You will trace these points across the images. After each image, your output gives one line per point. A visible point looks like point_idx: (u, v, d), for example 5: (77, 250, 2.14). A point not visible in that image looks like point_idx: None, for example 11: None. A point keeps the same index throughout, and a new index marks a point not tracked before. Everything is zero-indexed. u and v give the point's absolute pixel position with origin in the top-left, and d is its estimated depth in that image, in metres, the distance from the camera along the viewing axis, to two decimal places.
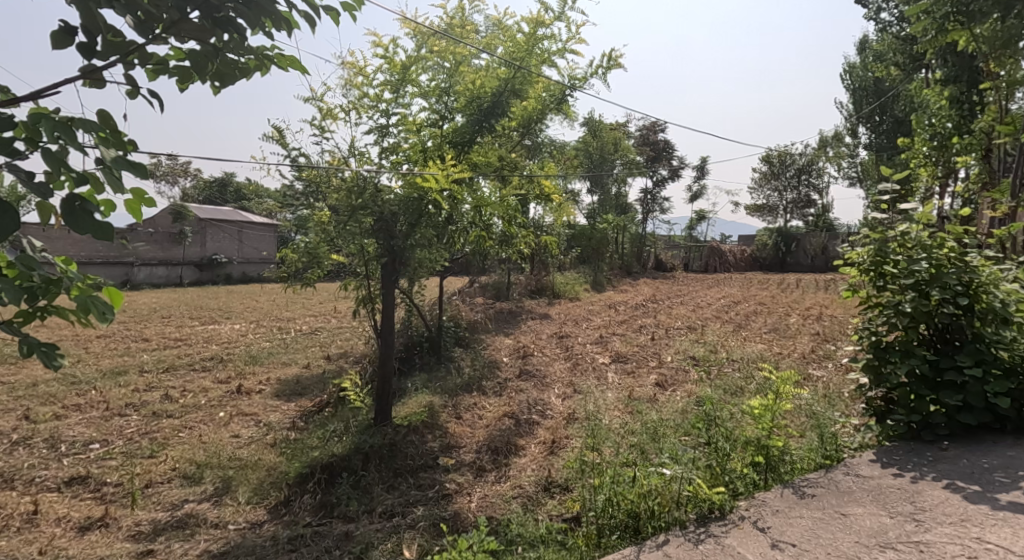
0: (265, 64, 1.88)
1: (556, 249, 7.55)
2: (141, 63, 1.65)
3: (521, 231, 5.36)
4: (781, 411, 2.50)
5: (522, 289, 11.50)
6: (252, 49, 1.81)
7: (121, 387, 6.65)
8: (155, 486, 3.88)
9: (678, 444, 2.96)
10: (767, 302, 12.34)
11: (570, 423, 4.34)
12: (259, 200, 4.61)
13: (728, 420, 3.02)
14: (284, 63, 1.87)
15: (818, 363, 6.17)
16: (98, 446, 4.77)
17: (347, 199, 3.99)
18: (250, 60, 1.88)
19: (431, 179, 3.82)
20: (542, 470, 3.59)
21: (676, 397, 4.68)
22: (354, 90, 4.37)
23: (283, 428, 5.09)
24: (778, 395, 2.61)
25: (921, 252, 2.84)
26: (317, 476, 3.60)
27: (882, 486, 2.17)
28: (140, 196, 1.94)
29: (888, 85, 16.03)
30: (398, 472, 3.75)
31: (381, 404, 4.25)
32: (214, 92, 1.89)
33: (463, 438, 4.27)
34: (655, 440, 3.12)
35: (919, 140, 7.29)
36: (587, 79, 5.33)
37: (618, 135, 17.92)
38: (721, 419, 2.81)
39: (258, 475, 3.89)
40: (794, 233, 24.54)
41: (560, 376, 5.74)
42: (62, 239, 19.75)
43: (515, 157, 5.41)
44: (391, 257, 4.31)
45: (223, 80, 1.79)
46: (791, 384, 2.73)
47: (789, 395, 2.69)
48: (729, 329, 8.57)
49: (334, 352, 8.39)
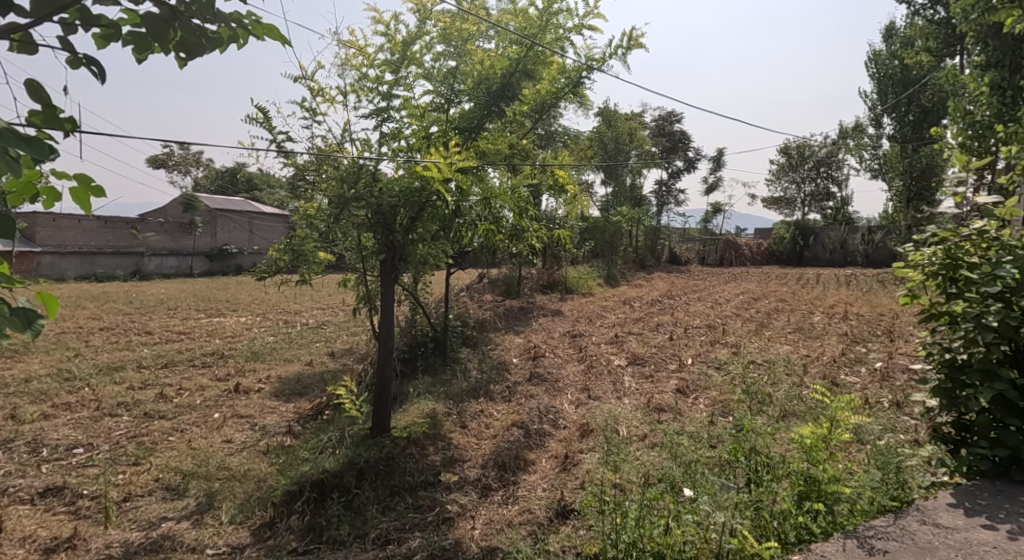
0: (241, 34, 1.57)
1: (569, 243, 7.16)
2: (81, 24, 1.29)
3: (533, 225, 5.00)
4: (840, 443, 2.17)
5: (534, 284, 11.16)
6: (225, 14, 1.47)
7: (116, 384, 6.41)
8: (133, 500, 3.59)
9: (717, 475, 2.60)
10: (788, 299, 11.79)
11: (585, 436, 3.98)
12: (271, 192, 4.18)
13: (770, 448, 2.64)
14: (261, 31, 1.55)
15: (850, 368, 5.73)
16: (82, 450, 4.50)
17: (337, 189, 3.57)
18: (223, 29, 1.56)
19: (434, 168, 3.51)
20: (554, 491, 3.24)
21: (700, 409, 4.29)
22: (352, 71, 4.01)
23: (278, 433, 4.78)
24: (835, 423, 2.28)
25: (1004, 254, 2.42)
26: (306, 495, 3.29)
27: (972, 543, 1.79)
28: (86, 183, 1.59)
29: (918, 74, 15.26)
30: (395, 491, 3.41)
31: (379, 414, 3.90)
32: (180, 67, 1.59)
33: (467, 451, 3.93)
34: (687, 465, 2.75)
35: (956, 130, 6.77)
36: (606, 60, 4.90)
37: (633, 126, 17.23)
38: (760, 449, 2.45)
39: (246, 489, 3.59)
40: (813, 227, 23.89)
41: (573, 380, 5.36)
42: (74, 229, 19.95)
43: (527, 145, 5.04)
44: (390, 253, 4.00)
45: (190, 51, 1.46)
46: (850, 408, 2.35)
47: (846, 421, 2.31)
48: (750, 329, 8.13)
49: (339, 349, 8.11)
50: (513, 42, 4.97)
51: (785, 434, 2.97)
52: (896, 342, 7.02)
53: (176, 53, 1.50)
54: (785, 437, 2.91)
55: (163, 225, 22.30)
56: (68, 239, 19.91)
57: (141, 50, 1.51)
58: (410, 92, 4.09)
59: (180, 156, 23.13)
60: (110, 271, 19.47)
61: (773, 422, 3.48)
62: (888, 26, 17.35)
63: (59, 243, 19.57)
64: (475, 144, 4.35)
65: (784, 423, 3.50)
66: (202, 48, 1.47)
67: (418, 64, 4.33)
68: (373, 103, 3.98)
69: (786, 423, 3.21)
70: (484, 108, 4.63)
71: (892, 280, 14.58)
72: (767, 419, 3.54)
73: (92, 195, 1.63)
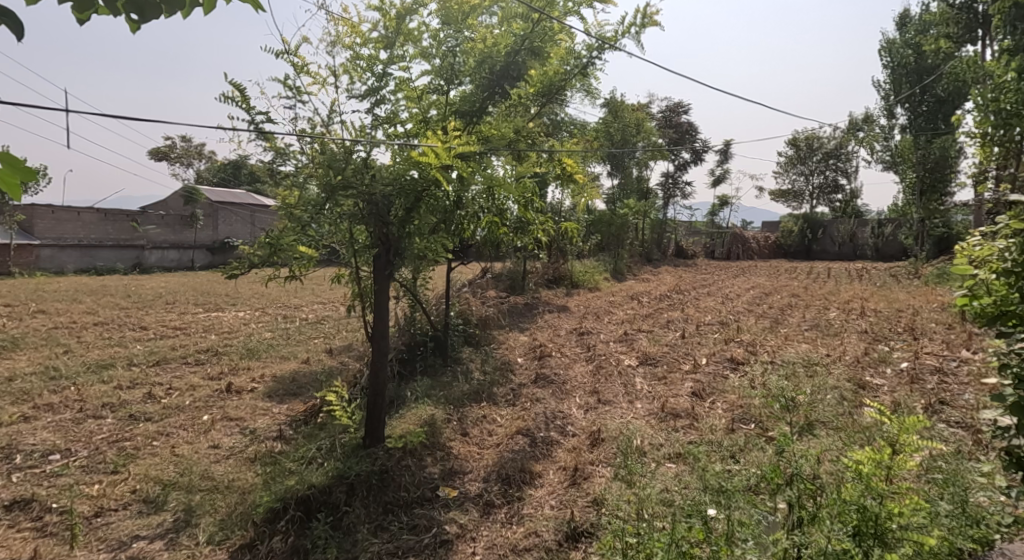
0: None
1: (576, 237, 6.84)
2: None
3: (539, 217, 4.68)
4: (908, 480, 1.88)
5: (539, 278, 10.85)
6: None
7: (103, 384, 6.13)
8: (105, 515, 3.31)
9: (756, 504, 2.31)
10: (801, 294, 11.40)
11: (596, 446, 3.67)
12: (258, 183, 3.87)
13: (812, 475, 2.34)
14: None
15: (875, 370, 5.38)
16: (58, 457, 4.23)
17: (321, 175, 3.24)
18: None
19: (432, 154, 3.23)
20: (563, 510, 2.94)
21: (718, 416, 3.99)
22: (343, 49, 3.68)
23: (268, 438, 4.50)
24: (897, 450, 2.00)
25: None
26: (290, 513, 3.00)
27: None
28: (13, 164, 1.22)
29: (934, 62, 14.37)
30: (388, 508, 3.11)
31: (372, 423, 3.61)
32: (134, 30, 1.31)
33: (468, 462, 3.62)
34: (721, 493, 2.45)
35: (983, 118, 6.40)
36: (618, 38, 4.55)
37: (641, 116, 16.82)
38: (803, 478, 2.15)
39: (228, 504, 3.30)
40: (822, 220, 23.45)
41: (582, 382, 5.04)
42: (75, 221, 19.85)
43: (534, 130, 4.71)
44: (384, 247, 3.68)
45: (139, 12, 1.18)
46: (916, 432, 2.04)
47: (914, 446, 1.99)
48: (765, 326, 7.77)
49: (338, 346, 7.84)
50: (518, 18, 4.61)
51: (829, 460, 2.65)
52: (920, 341, 6.65)
53: (126, 14, 1.21)
54: (831, 464, 2.59)
55: (164, 218, 22.19)
56: (68, 232, 19.66)
57: (84, 10, 1.21)
58: (405, 72, 3.77)
59: (182, 148, 22.91)
60: (111, 264, 19.19)
61: (809, 440, 3.15)
62: (904, 13, 16.62)
63: (59, 235, 19.33)
64: (476, 128, 4.03)
65: (819, 439, 3.16)
66: (157, 8, 1.18)
67: (415, 42, 4.02)
68: (365, 84, 3.65)
69: (827, 446, 2.87)
70: (486, 89, 4.30)
71: (907, 274, 14.11)
72: (801, 433, 3.22)
73: (21, 178, 1.26)
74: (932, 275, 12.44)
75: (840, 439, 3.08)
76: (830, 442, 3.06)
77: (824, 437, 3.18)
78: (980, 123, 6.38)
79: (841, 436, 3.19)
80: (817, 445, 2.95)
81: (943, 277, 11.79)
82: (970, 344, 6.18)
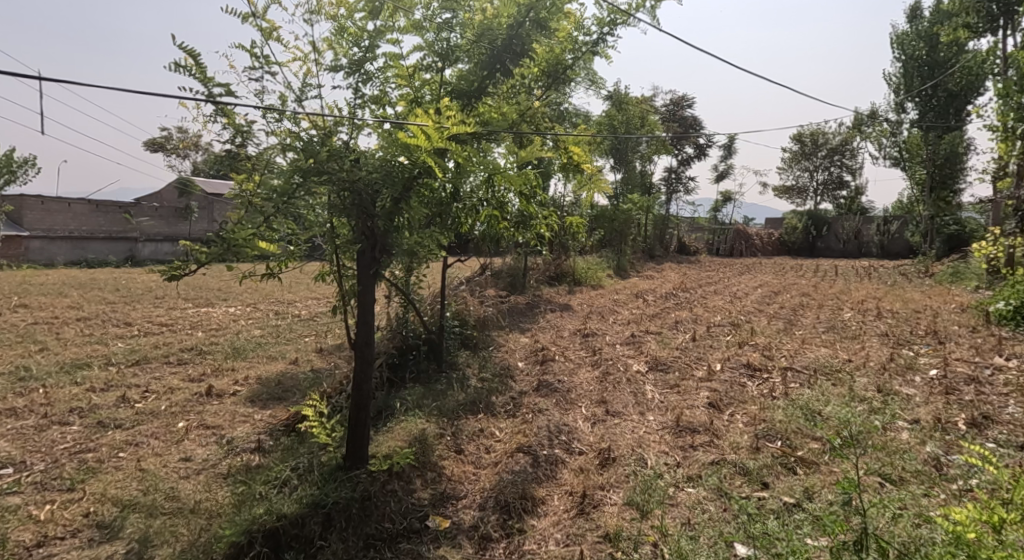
0: None
1: (580, 233, 6.42)
2: None
3: (543, 210, 4.29)
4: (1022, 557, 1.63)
5: (540, 275, 10.46)
6: None
7: (75, 386, 5.76)
8: (48, 545, 2.92)
9: None
10: (812, 293, 10.97)
11: (606, 467, 3.26)
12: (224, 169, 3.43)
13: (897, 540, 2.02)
14: None
15: (902, 377, 4.98)
16: (11, 471, 3.85)
17: (293, 159, 2.85)
18: None
19: (421, 137, 2.88)
20: (570, 546, 2.54)
21: (740, 432, 3.58)
22: (328, 20, 3.29)
23: (246, 450, 4.10)
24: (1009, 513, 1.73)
25: None
26: (255, 550, 2.60)
27: None
28: None
29: (949, 54, 13.74)
30: (370, 543, 2.72)
31: (353, 443, 3.21)
32: None
33: (462, 485, 3.23)
34: None
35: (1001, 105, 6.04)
36: (631, 13, 4.13)
37: (644, 109, 16.32)
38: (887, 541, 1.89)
39: (190, 533, 2.91)
40: (827, 217, 22.96)
41: (588, 390, 4.64)
42: (63, 213, 19.50)
43: (540, 114, 4.32)
44: (369, 243, 3.19)
45: None
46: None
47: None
48: (778, 328, 7.36)
49: (329, 345, 7.44)
50: None
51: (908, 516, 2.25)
52: (946, 345, 6.24)
53: None
54: (913, 523, 2.21)
55: (158, 210, 21.90)
56: (58, 224, 19.33)
57: None
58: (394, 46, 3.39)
59: None
60: (103, 256, 18.73)
61: (863, 481, 2.72)
62: (915, 5, 16.02)
63: (48, 227, 19.07)
64: (475, 110, 3.65)
65: (874, 479, 2.74)
66: None
67: (408, 12, 3.62)
68: (349, 58, 3.26)
69: (887, 496, 2.46)
70: (486, 68, 3.93)
71: (919, 272, 13.65)
72: (856, 469, 2.82)
73: None
74: (944, 275, 11.99)
75: (901, 484, 2.65)
76: (886, 487, 2.65)
77: (880, 474, 2.76)
78: (1001, 115, 5.91)
79: (895, 473, 2.77)
80: (875, 492, 2.54)
81: (957, 277, 11.36)
82: (1000, 350, 5.77)
